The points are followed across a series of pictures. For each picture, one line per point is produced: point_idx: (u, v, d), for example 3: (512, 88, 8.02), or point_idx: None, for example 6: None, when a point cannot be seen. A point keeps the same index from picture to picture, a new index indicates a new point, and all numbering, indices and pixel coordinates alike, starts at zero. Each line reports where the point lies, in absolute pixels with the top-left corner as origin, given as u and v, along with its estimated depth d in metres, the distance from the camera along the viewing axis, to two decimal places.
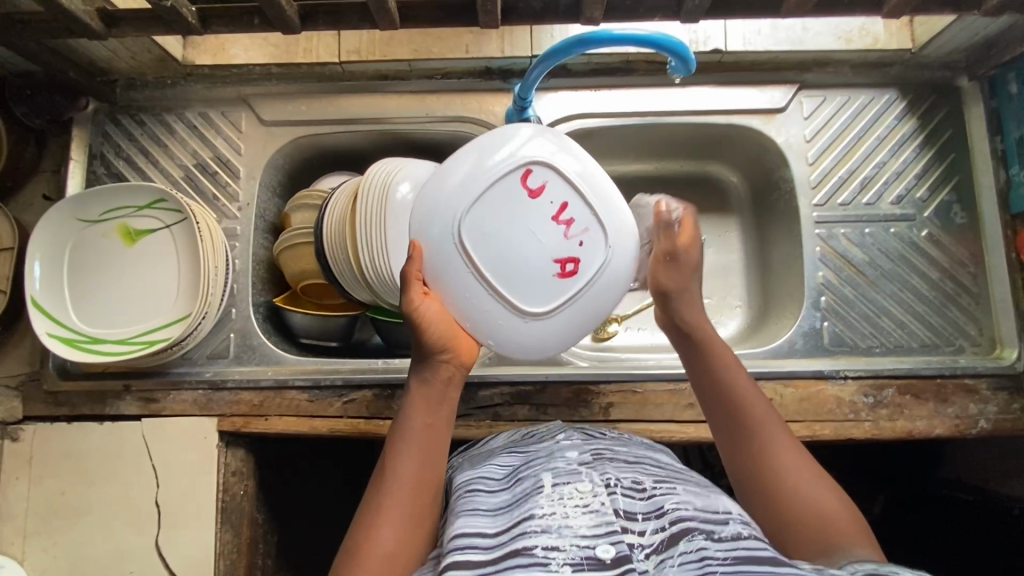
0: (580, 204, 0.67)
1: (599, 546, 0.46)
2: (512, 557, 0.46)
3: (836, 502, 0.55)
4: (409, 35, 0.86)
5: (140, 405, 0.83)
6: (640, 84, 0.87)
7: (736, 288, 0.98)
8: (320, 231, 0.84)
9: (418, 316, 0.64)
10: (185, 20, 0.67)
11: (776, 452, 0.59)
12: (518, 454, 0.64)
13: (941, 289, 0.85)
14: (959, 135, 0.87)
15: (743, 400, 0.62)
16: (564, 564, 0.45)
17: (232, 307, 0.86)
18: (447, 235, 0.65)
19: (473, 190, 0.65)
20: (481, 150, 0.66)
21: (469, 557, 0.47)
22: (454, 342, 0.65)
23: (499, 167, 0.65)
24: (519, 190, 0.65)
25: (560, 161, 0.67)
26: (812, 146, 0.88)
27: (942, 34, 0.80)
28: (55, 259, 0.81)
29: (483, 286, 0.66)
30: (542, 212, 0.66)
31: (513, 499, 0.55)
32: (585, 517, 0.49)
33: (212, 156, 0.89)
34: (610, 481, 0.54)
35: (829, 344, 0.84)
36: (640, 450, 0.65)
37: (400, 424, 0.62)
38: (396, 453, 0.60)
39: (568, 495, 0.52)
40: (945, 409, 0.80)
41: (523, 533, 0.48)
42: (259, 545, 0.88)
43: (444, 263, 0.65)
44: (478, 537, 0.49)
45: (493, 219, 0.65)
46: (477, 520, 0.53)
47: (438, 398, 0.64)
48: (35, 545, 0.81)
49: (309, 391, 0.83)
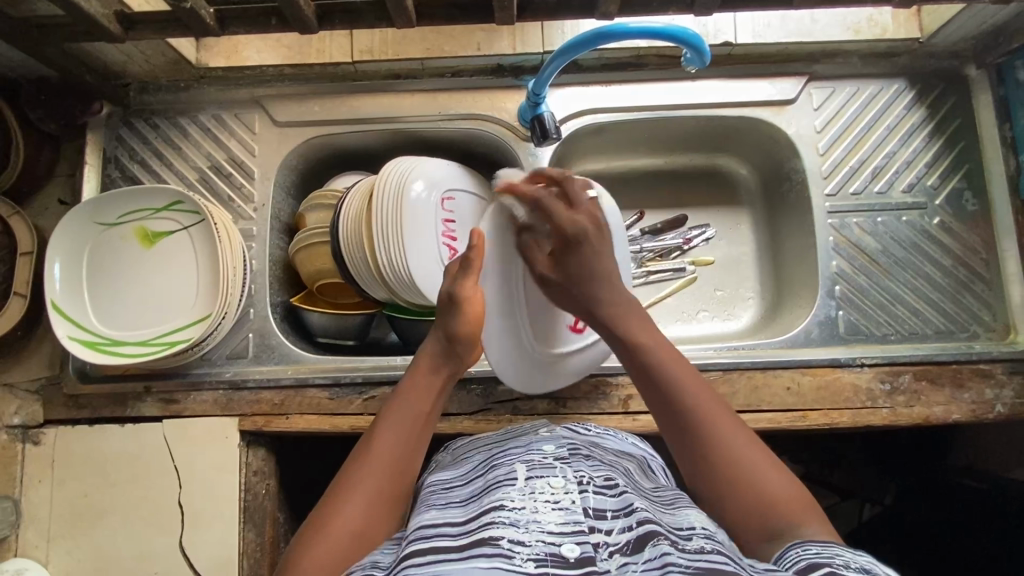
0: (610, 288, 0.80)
1: (564, 545, 0.45)
2: (479, 545, 0.45)
3: (785, 482, 0.54)
4: (421, 33, 0.87)
5: (160, 406, 0.84)
6: (651, 77, 0.88)
7: (749, 281, 0.99)
8: (334, 231, 0.83)
9: (466, 297, 0.69)
10: (203, 22, 0.68)
11: (718, 434, 0.57)
12: (490, 450, 0.64)
13: (954, 276, 0.86)
14: (968, 124, 0.88)
15: (679, 384, 0.61)
16: (528, 559, 0.43)
17: (250, 307, 0.87)
18: (512, 246, 0.76)
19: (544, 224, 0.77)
20: None
21: (434, 544, 0.46)
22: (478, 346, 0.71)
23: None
24: None
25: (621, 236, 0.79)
26: (823, 137, 0.88)
27: (951, 22, 0.81)
28: (75, 263, 0.81)
29: (515, 304, 0.77)
30: None
31: (485, 487, 0.55)
32: (554, 514, 0.48)
33: (227, 158, 0.90)
34: (583, 478, 0.53)
35: (845, 332, 0.85)
36: (615, 455, 0.64)
37: (393, 404, 0.63)
38: (383, 431, 0.60)
39: (540, 490, 0.51)
40: (961, 394, 0.81)
41: (491, 523, 0.47)
42: (281, 545, 0.88)
43: (498, 265, 0.75)
44: (446, 526, 0.49)
45: None
46: (448, 509, 0.52)
47: (433, 385, 0.66)
48: (60, 548, 0.81)
49: (329, 389, 0.84)
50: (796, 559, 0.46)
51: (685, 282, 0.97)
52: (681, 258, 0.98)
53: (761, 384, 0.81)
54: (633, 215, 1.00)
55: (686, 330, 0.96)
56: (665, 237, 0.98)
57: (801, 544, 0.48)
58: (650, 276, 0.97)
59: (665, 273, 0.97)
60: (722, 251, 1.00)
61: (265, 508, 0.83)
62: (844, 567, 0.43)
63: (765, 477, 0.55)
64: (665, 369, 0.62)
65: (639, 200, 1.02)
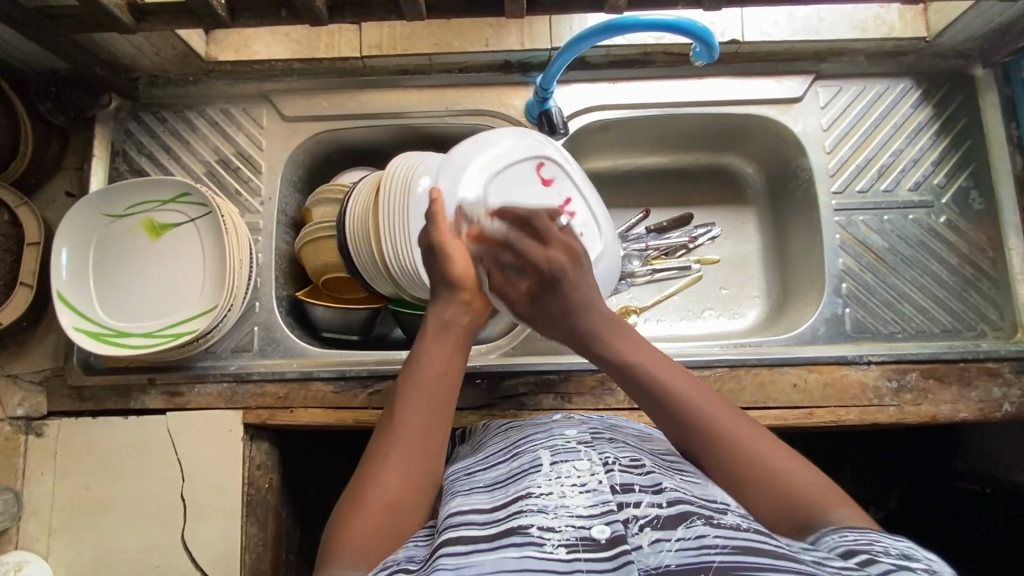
0: (580, 203, 0.81)
1: (594, 526, 0.43)
2: (508, 535, 0.43)
3: (810, 472, 0.52)
4: (429, 29, 0.88)
5: (164, 399, 0.83)
6: (659, 74, 0.88)
7: (754, 279, 0.98)
8: (343, 226, 0.82)
9: (447, 244, 0.67)
10: (215, 12, 0.68)
11: (733, 435, 0.55)
12: (510, 440, 0.62)
13: (962, 275, 0.86)
14: (975, 122, 0.88)
15: (680, 391, 0.58)
16: (559, 544, 0.42)
17: (256, 300, 0.87)
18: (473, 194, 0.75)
19: (489, 164, 0.77)
20: (501, 140, 0.78)
21: (464, 533, 0.45)
22: (473, 287, 0.67)
23: (518, 150, 0.79)
24: (535, 177, 0.79)
25: (566, 161, 0.82)
26: (829, 135, 0.88)
27: (957, 20, 0.81)
28: (82, 254, 0.81)
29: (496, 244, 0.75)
30: (550, 199, 0.80)
31: (511, 475, 0.53)
32: (581, 497, 0.47)
33: (235, 151, 0.90)
34: (608, 460, 0.52)
35: (852, 330, 0.85)
36: (636, 438, 0.62)
37: (412, 370, 0.60)
38: (404, 402, 0.58)
39: (566, 474, 0.50)
40: (968, 393, 0.80)
41: (520, 512, 0.46)
42: (280, 540, 0.88)
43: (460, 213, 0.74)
44: (473, 513, 0.47)
45: (512, 188, 0.78)
46: (475, 495, 0.51)
47: (449, 345, 0.63)
48: (61, 541, 0.80)
49: (334, 382, 0.83)
50: (832, 546, 0.44)
51: (690, 281, 0.97)
52: (686, 257, 0.98)
53: (768, 380, 0.81)
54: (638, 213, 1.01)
55: (692, 327, 0.96)
56: (671, 236, 0.98)
57: (837, 530, 0.46)
58: (655, 275, 0.97)
59: (671, 272, 0.97)
60: (726, 249, 1.00)
61: (267, 502, 0.84)
62: (885, 553, 0.41)
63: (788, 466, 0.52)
64: (666, 382, 0.59)
65: (645, 199, 1.02)
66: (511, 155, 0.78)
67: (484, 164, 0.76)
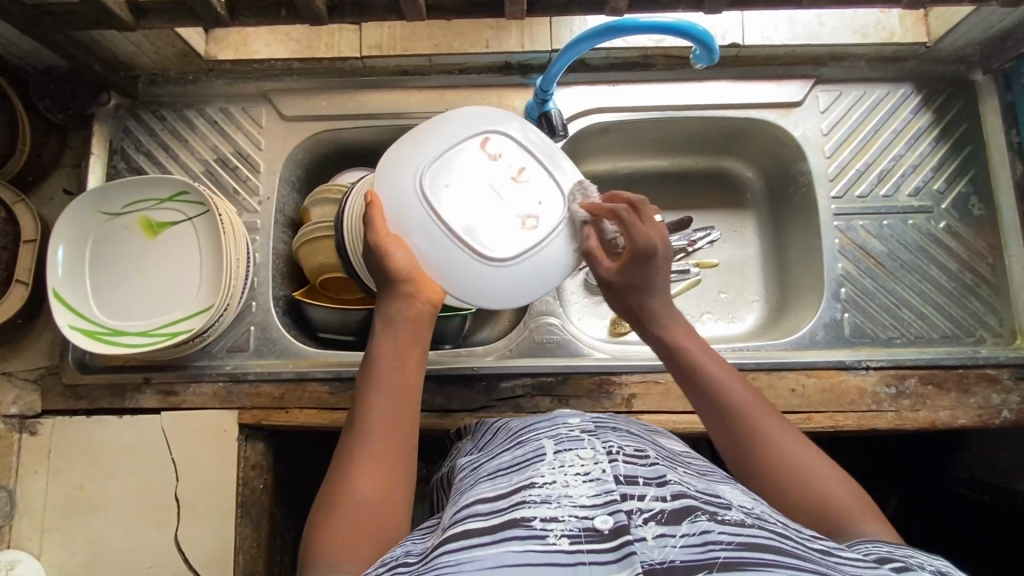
0: (537, 169, 0.72)
1: (597, 517, 0.43)
2: (510, 526, 0.43)
3: (835, 473, 0.52)
4: (430, 29, 0.87)
5: (159, 398, 0.83)
6: (659, 77, 0.88)
7: (753, 283, 0.98)
8: (340, 227, 0.80)
9: (386, 242, 0.64)
10: (214, 11, 0.68)
11: (768, 433, 0.55)
12: (514, 430, 0.62)
13: (961, 281, 0.86)
14: (975, 128, 0.88)
15: (724, 385, 0.58)
16: (561, 536, 0.42)
17: (253, 300, 0.87)
18: (410, 188, 0.67)
19: (427, 154, 0.69)
20: (435, 126, 0.71)
21: (466, 526, 0.44)
22: (421, 279, 0.65)
23: (454, 131, 0.71)
24: (479, 155, 0.71)
25: (514, 130, 0.73)
26: (829, 140, 0.88)
27: (958, 26, 0.81)
28: (79, 252, 0.81)
29: (447, 236, 0.67)
30: (501, 174, 0.71)
31: (515, 464, 0.53)
32: (585, 487, 0.46)
33: (233, 151, 0.89)
34: (612, 449, 0.51)
35: (850, 335, 0.84)
36: (638, 427, 0.62)
37: (368, 369, 0.60)
38: (365, 402, 0.58)
39: (569, 463, 0.50)
40: (967, 399, 0.80)
41: (523, 503, 0.45)
42: (274, 541, 0.88)
43: (402, 212, 0.67)
44: (478, 504, 0.47)
45: (454, 171, 0.70)
46: (479, 487, 0.51)
47: (406, 338, 0.62)
48: (53, 540, 0.80)
49: (330, 383, 0.83)
50: (866, 553, 0.44)
51: (689, 284, 0.96)
52: (685, 261, 0.97)
53: (766, 385, 0.80)
54: None
55: None
56: (670, 239, 0.97)
57: (871, 541, 0.46)
58: None
59: (670, 275, 0.96)
60: (725, 253, 1.00)
61: (262, 503, 0.83)
62: (919, 567, 0.41)
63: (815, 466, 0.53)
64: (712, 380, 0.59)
65: (644, 202, 1.02)
66: (451, 138, 0.71)
67: (420, 157, 0.69)
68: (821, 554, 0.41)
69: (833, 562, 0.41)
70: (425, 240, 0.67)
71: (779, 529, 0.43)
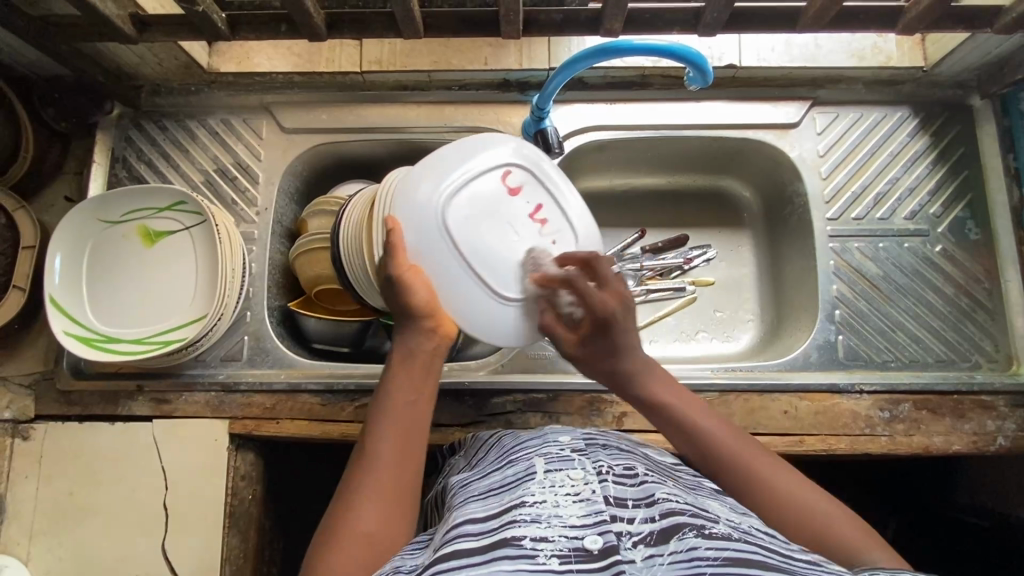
0: (557, 209, 0.68)
1: (587, 537, 0.42)
2: (501, 546, 0.42)
3: (837, 511, 0.52)
4: (429, 46, 0.88)
5: (151, 406, 0.83)
6: (656, 97, 0.88)
7: (749, 303, 0.98)
8: (336, 239, 0.80)
9: (406, 272, 0.61)
10: (214, 25, 0.69)
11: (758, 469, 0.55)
12: (506, 447, 0.62)
13: (957, 305, 0.85)
14: (972, 153, 0.88)
15: (706, 430, 0.59)
16: (552, 556, 0.41)
17: (247, 309, 0.87)
18: (431, 221, 0.63)
19: (448, 190, 0.64)
20: (453, 154, 0.66)
21: (458, 545, 0.43)
22: (440, 315, 0.64)
23: (478, 159, 0.66)
24: (499, 188, 0.66)
25: (533, 164, 0.68)
26: (825, 161, 0.89)
27: (954, 52, 0.82)
28: (75, 261, 0.81)
29: (467, 276, 0.64)
30: (520, 211, 0.66)
31: (505, 483, 0.52)
32: (576, 507, 0.46)
33: (233, 162, 0.90)
34: (603, 469, 0.51)
35: (844, 357, 0.84)
36: (628, 441, 0.62)
37: (380, 405, 0.59)
38: (375, 438, 0.57)
39: (560, 483, 0.49)
40: (962, 425, 0.79)
41: (513, 522, 0.45)
42: (261, 552, 0.87)
43: (421, 239, 0.63)
44: (467, 523, 0.46)
45: (474, 205, 0.65)
46: (470, 505, 0.50)
47: (421, 373, 0.61)
48: (41, 546, 0.80)
49: (321, 395, 0.83)
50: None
51: (684, 302, 0.96)
52: (680, 279, 0.97)
53: (758, 407, 0.80)
54: (636, 232, 1.00)
55: (686, 349, 0.95)
56: (665, 257, 0.97)
57: (871, 567, 0.46)
58: (649, 296, 0.96)
59: (665, 292, 0.96)
60: (722, 273, 0.99)
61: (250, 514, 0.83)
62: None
63: (794, 489, 0.54)
64: (692, 418, 0.61)
65: (642, 219, 1.02)
66: (467, 168, 0.65)
67: (439, 182, 0.64)
68: (801, 565, 0.41)
69: (802, 563, 0.41)
70: (438, 270, 0.63)
71: (766, 544, 0.42)
